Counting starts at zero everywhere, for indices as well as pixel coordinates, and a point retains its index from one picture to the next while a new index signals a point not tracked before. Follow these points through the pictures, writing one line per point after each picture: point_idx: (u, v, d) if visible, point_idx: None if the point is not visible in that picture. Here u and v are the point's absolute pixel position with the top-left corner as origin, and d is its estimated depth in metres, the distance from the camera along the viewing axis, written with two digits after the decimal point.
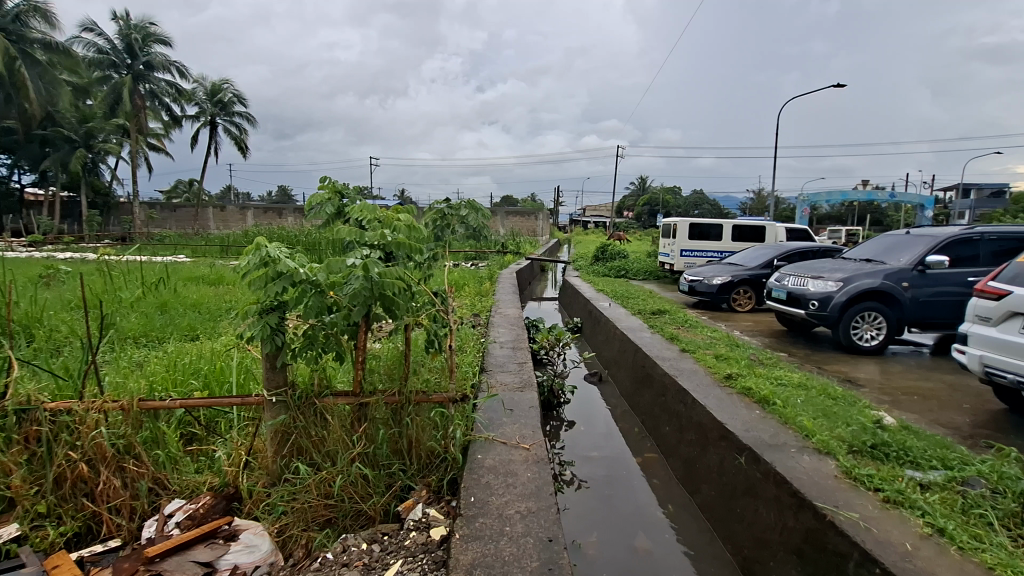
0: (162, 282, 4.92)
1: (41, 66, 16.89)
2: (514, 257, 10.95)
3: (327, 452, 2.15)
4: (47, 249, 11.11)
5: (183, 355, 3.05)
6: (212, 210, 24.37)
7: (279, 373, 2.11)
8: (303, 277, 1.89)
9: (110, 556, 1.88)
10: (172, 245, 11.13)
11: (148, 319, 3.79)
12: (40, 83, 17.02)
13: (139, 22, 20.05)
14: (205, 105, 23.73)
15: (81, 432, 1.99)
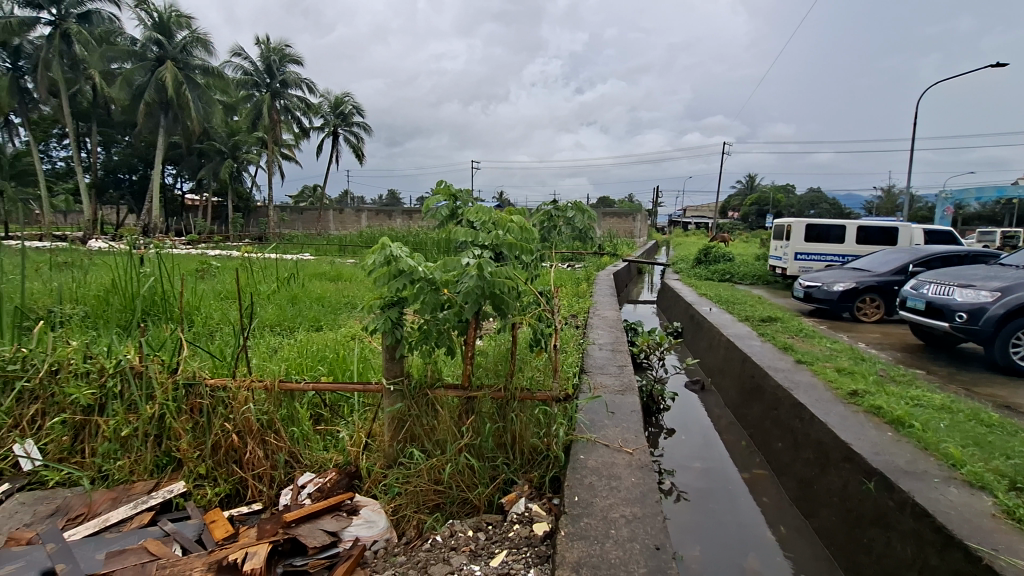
0: (293, 277, 5.51)
1: (201, 89, 19.53)
2: (611, 258, 10.78)
3: (437, 441, 2.26)
4: (203, 246, 12.91)
5: (310, 343, 3.39)
6: (332, 212, 26.73)
7: (396, 363, 2.26)
8: (422, 275, 2.01)
9: (254, 517, 2.13)
10: (298, 245, 12.31)
11: (283, 310, 4.24)
12: (200, 104, 19.69)
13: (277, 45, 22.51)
14: (327, 117, 26.01)
15: (234, 406, 2.26)
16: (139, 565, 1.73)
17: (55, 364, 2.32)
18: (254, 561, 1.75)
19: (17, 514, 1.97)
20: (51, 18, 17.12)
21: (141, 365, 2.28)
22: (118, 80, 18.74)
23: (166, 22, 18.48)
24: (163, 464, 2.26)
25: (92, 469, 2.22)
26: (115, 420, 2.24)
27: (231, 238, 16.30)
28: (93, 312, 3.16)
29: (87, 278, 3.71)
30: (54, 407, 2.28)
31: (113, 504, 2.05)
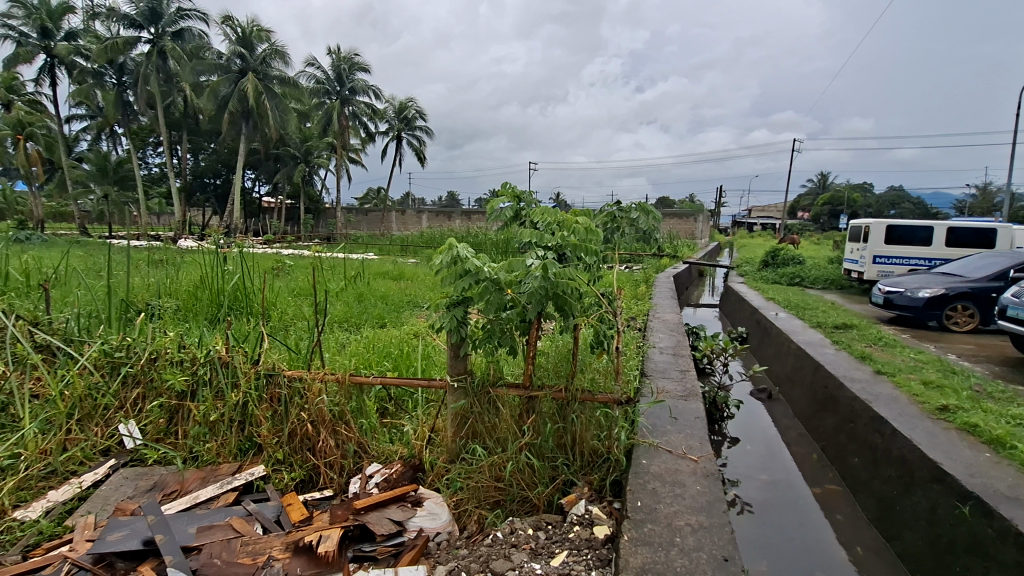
0: (359, 276, 5.76)
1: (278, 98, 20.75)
2: (671, 260, 10.49)
3: (498, 439, 2.30)
4: (277, 246, 13.76)
5: (376, 339, 3.53)
6: (394, 213, 27.66)
7: (460, 361, 2.31)
8: (487, 275, 2.05)
9: (326, 503, 2.24)
10: (363, 244, 12.77)
11: (350, 307, 4.44)
12: (277, 112, 20.92)
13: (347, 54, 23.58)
14: (391, 122, 26.92)
15: (309, 397, 2.39)
16: (225, 539, 1.87)
17: (154, 352, 2.54)
18: (328, 544, 1.84)
19: (121, 488, 2.17)
20: (150, 37, 18.71)
21: (228, 356, 2.47)
22: (206, 91, 20.27)
23: (248, 36, 19.74)
24: (245, 449, 2.43)
25: (184, 449, 2.41)
26: (204, 406, 2.43)
27: (303, 239, 17.22)
28: (184, 305, 3.43)
29: (179, 275, 4.02)
30: (152, 391, 2.50)
31: (202, 483, 2.21)
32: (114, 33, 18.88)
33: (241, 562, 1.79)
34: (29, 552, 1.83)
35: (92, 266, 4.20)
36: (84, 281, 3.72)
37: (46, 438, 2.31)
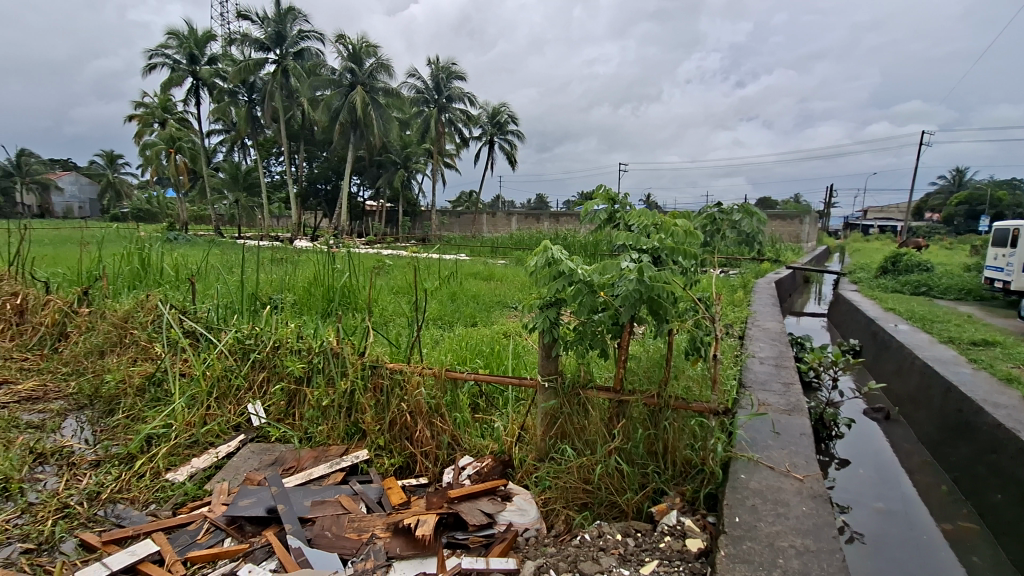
0: (452, 276, 6.02)
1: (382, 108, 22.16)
2: (772, 265, 9.81)
3: (587, 441, 2.29)
4: (378, 247, 14.71)
5: (469, 337, 3.67)
6: (485, 216, 28.46)
7: (552, 361, 2.32)
8: (581, 277, 2.06)
9: (421, 489, 2.36)
10: (456, 246, 13.28)
11: (443, 306, 4.65)
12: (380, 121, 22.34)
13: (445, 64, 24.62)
14: (485, 127, 27.73)
15: (408, 389, 2.54)
16: (335, 515, 2.05)
17: (277, 341, 2.84)
18: (425, 528, 1.94)
19: (249, 461, 2.44)
20: (275, 57, 20.79)
21: (338, 347, 2.69)
22: (320, 105, 22.12)
23: (358, 52, 21.28)
24: (351, 433, 2.63)
25: (300, 430, 2.66)
26: (318, 392, 2.66)
27: (406, 240, 18.29)
28: (300, 299, 3.79)
29: (296, 273, 4.43)
30: (275, 376, 2.78)
31: (315, 462, 2.43)
32: (247, 56, 21.21)
33: (348, 537, 1.95)
34: (179, 509, 2.11)
35: (225, 263, 4.75)
36: (221, 276, 4.22)
37: (191, 411, 2.66)
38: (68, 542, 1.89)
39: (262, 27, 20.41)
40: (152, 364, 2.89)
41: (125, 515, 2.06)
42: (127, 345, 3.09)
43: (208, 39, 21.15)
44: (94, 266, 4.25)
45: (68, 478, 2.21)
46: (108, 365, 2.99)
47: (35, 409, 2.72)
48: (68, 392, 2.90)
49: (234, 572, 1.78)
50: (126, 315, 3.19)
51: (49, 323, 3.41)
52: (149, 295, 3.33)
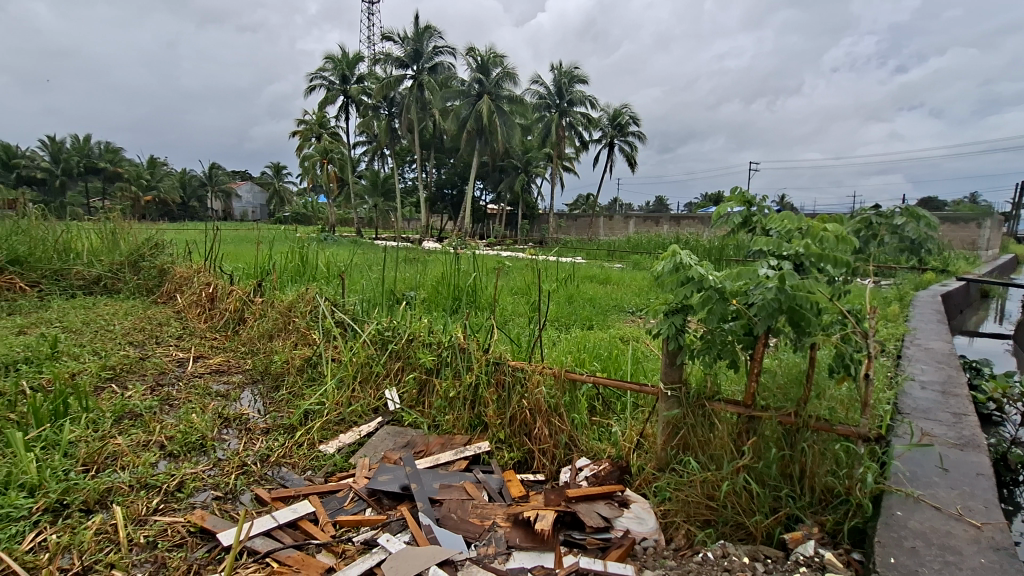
0: (569, 279, 6.08)
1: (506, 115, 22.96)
2: (936, 275, 8.49)
3: (712, 455, 2.18)
4: (496, 248, 15.31)
5: (586, 340, 3.69)
6: (603, 219, 28.15)
7: (675, 369, 2.25)
8: (711, 283, 1.96)
9: (539, 485, 2.41)
10: (571, 249, 13.35)
11: (560, 307, 4.72)
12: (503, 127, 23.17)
13: (568, 68, 24.85)
14: (605, 129, 27.48)
15: (529, 387, 2.61)
16: (461, 500, 2.19)
17: (411, 335, 3.10)
18: (544, 523, 1.99)
19: (385, 441, 2.68)
20: (413, 73, 22.49)
21: (465, 343, 2.87)
22: (450, 115, 23.55)
23: (486, 63, 22.29)
24: (474, 425, 2.77)
25: (429, 417, 2.86)
26: (446, 383, 2.85)
27: (525, 243, 18.74)
28: (430, 296, 4.09)
29: (426, 272, 4.79)
30: (409, 366, 3.04)
31: (441, 448, 2.60)
32: (388, 73, 23.20)
33: (472, 522, 2.07)
34: (329, 477, 2.39)
35: (366, 262, 5.28)
36: (363, 273, 4.71)
37: (340, 393, 3.01)
38: (246, 494, 2.21)
39: (402, 45, 22.19)
40: (310, 349, 3.32)
41: (287, 477, 2.36)
42: (290, 330, 3.58)
43: (357, 60, 23.49)
44: (265, 262, 4.97)
45: (246, 441, 2.60)
46: (275, 347, 3.49)
47: (222, 380, 3.26)
48: (246, 367, 3.44)
49: (374, 538, 1.97)
50: (290, 304, 3.69)
51: (232, 308, 4.06)
52: (307, 288, 3.82)
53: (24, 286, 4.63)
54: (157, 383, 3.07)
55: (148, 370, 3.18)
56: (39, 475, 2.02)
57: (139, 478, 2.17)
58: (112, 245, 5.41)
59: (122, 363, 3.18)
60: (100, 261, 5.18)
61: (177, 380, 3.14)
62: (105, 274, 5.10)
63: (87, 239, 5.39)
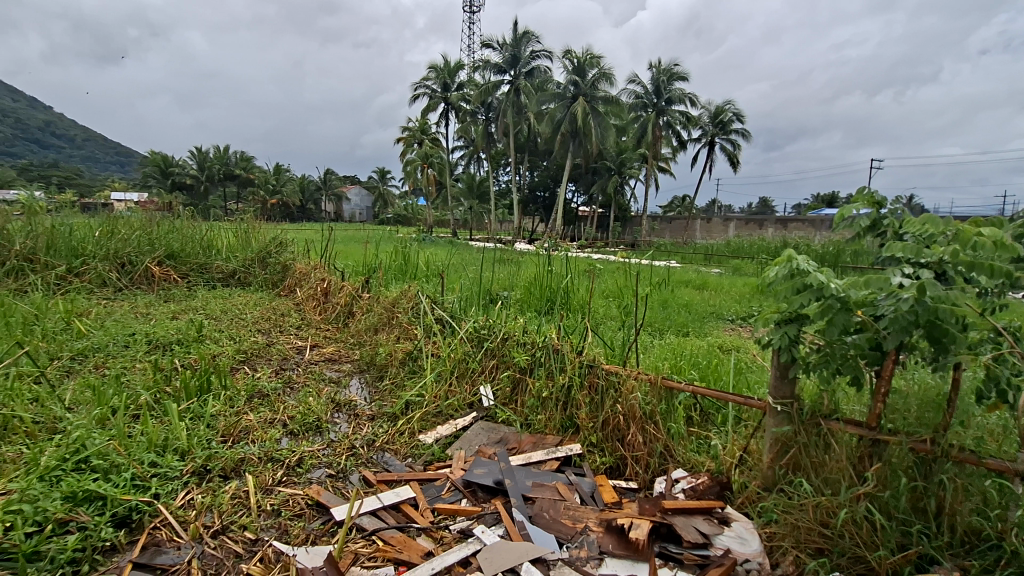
0: (663, 283, 5.89)
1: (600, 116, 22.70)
2: None
3: (828, 479, 2.00)
4: (586, 252, 15.19)
5: (682, 347, 3.55)
6: (700, 221, 26.84)
7: (787, 383, 2.10)
8: (833, 292, 1.79)
9: (632, 493, 2.35)
10: (665, 253, 12.90)
11: (654, 313, 4.57)
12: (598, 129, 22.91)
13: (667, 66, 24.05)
14: (705, 127, 26.21)
15: (623, 393, 2.55)
16: (553, 500, 2.20)
17: (506, 334, 3.18)
18: (638, 532, 1.95)
19: (479, 435, 2.75)
20: (510, 78, 22.95)
21: (559, 344, 2.89)
22: (545, 118, 23.71)
23: (583, 65, 22.16)
24: (566, 426, 2.76)
25: (522, 416, 2.91)
26: (538, 383, 2.88)
27: (617, 246, 18.37)
28: (523, 297, 4.16)
29: (519, 273, 4.87)
30: (503, 364, 3.11)
31: (533, 447, 2.62)
32: (486, 80, 23.84)
33: (565, 523, 2.07)
34: (428, 465, 2.51)
35: (462, 263, 5.48)
36: (460, 274, 4.89)
37: (438, 386, 3.15)
38: (354, 474, 2.39)
39: (501, 51, 22.68)
40: (411, 343, 3.52)
41: (390, 462, 2.52)
42: (394, 324, 3.82)
43: (458, 68, 24.45)
44: (372, 261, 5.33)
45: (355, 426, 2.81)
46: (380, 340, 3.73)
47: (334, 368, 3.55)
48: (354, 358, 3.72)
49: (469, 529, 2.04)
50: (394, 301, 3.94)
51: (343, 303, 4.40)
52: (410, 287, 4.06)
53: (177, 278, 5.34)
54: (281, 367, 3.41)
55: (274, 355, 3.54)
56: (188, 442, 2.32)
57: (267, 452, 2.42)
58: (245, 243, 6.10)
59: (253, 348, 3.57)
60: (235, 257, 5.85)
61: (297, 366, 3.47)
62: (239, 268, 5.75)
63: (225, 237, 6.10)
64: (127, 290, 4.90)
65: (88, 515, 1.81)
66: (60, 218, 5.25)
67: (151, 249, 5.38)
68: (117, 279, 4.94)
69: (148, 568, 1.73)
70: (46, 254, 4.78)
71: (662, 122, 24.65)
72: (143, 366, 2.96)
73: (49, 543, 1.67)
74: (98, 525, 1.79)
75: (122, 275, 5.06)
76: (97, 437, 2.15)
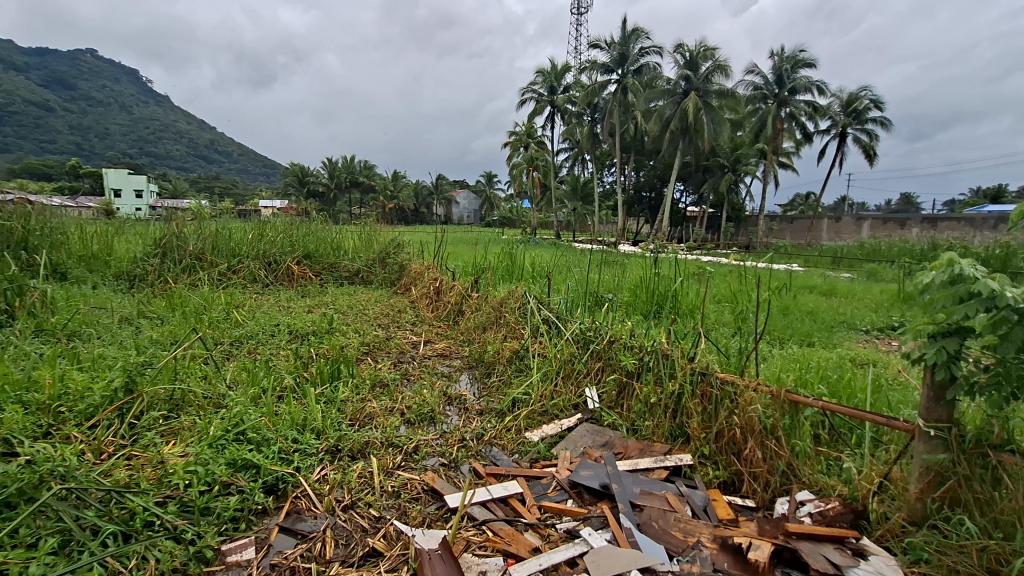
0: (784, 289, 5.44)
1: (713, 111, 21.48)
2: None
3: (997, 520, 1.75)
4: (695, 253, 14.52)
5: (807, 358, 3.25)
6: (827, 221, 24.40)
7: (943, 406, 1.84)
8: (1010, 303, 1.52)
9: (749, 512, 2.21)
10: (785, 256, 11.94)
11: (774, 320, 4.25)
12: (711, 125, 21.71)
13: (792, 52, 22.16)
14: (836, 117, 23.74)
15: (741, 404, 2.39)
16: (663, 510, 2.13)
17: (613, 337, 3.13)
18: (759, 554, 1.82)
19: (585, 437, 2.74)
20: (617, 78, 22.56)
21: (669, 349, 2.78)
22: (654, 116, 22.96)
23: (696, 58, 21.02)
24: (675, 435, 2.66)
25: (628, 421, 2.85)
26: (646, 388, 2.80)
27: (730, 248, 17.29)
28: (630, 300, 4.07)
29: (626, 276, 4.80)
30: (609, 367, 3.07)
31: (641, 453, 2.56)
32: (592, 80, 23.65)
33: (675, 535, 2.00)
34: (534, 462, 2.55)
35: (568, 264, 5.51)
36: (566, 275, 4.93)
37: (544, 386, 3.19)
38: (465, 465, 2.50)
39: (609, 51, 22.37)
40: (518, 343, 3.61)
41: (498, 456, 2.60)
42: (502, 324, 3.94)
43: (564, 70, 24.55)
44: (481, 261, 5.54)
45: (465, 419, 2.94)
46: (487, 338, 3.87)
47: (446, 362, 3.74)
48: (464, 354, 3.89)
49: (576, 529, 2.05)
50: (501, 301, 4.07)
51: (454, 301, 4.62)
52: (517, 287, 4.17)
53: (311, 275, 5.96)
54: (399, 360, 3.67)
55: (392, 349, 3.82)
56: (323, 423, 2.58)
57: (388, 438, 2.61)
58: (367, 245, 6.64)
59: (375, 341, 3.89)
60: (359, 257, 6.39)
61: (413, 360, 3.71)
62: (362, 268, 6.27)
63: (351, 239, 6.69)
64: (272, 285, 5.57)
65: (245, 480, 2.08)
66: (221, 223, 6.09)
67: (291, 250, 6.06)
68: (264, 276, 5.62)
69: (291, 532, 1.95)
70: (211, 253, 5.58)
71: (784, 114, 22.74)
72: (286, 354, 3.34)
73: (216, 501, 1.96)
74: (252, 490, 2.05)
75: (269, 272, 5.75)
76: (251, 414, 2.48)
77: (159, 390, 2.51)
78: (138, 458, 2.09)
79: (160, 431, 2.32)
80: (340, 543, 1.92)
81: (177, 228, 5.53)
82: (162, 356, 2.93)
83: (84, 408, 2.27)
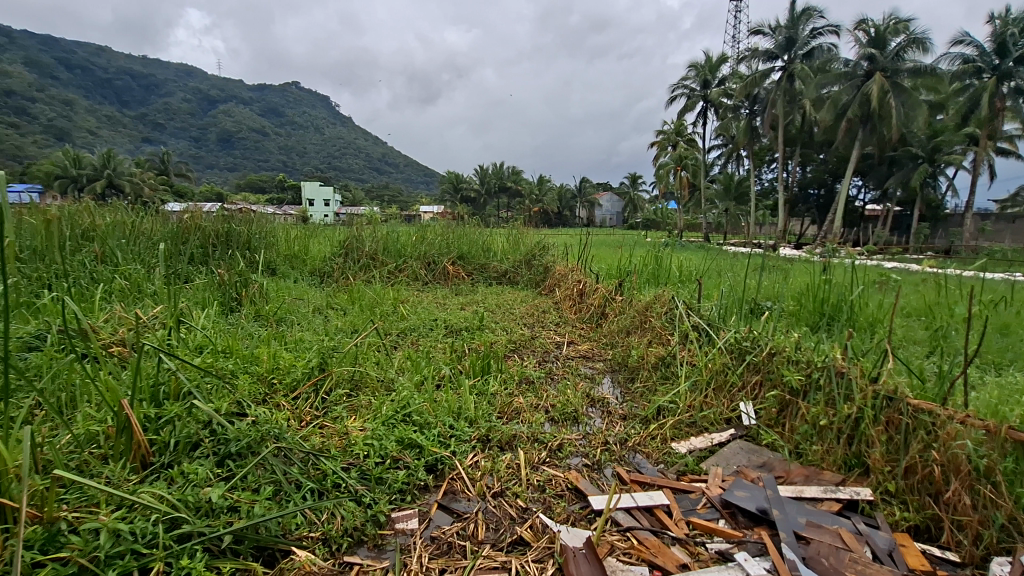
0: (1001, 302, 4.49)
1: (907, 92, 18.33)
2: None
3: None
4: (875, 258, 12.66)
5: None
6: None
7: None
8: None
9: (950, 567, 1.86)
10: (1003, 263, 9.81)
11: (987, 341, 3.53)
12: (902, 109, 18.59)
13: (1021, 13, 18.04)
14: None
15: (941, 438, 2.04)
16: (835, 547, 1.89)
17: (775, 349, 2.87)
18: None
19: (738, 455, 2.55)
20: (783, 64, 20.45)
21: (845, 367, 2.47)
22: (827, 104, 20.28)
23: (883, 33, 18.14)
24: (850, 464, 2.33)
25: (791, 443, 2.58)
26: (815, 409, 2.51)
27: (924, 253, 14.70)
28: (795, 310, 3.70)
29: (789, 283, 4.35)
30: (769, 381, 2.82)
31: (806, 480, 2.29)
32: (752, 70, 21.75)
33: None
34: (681, 475, 2.44)
35: (720, 268, 5.17)
36: (718, 280, 4.63)
37: (693, 396, 3.04)
38: (608, 469, 2.49)
39: (774, 36, 20.40)
40: (665, 349, 3.48)
41: (642, 464, 2.54)
42: (647, 328, 3.84)
43: (721, 61, 22.95)
44: (626, 264, 5.46)
45: (608, 423, 2.92)
46: (632, 342, 3.80)
47: (589, 364, 3.76)
48: (607, 357, 3.88)
49: (729, 552, 1.91)
50: (647, 305, 3.96)
51: (597, 303, 4.62)
52: (665, 292, 4.03)
53: (464, 274, 6.41)
54: (543, 359, 3.79)
55: (538, 348, 3.94)
56: (475, 414, 2.77)
57: (534, 433, 2.71)
58: (514, 247, 6.94)
59: (521, 339, 4.05)
60: (507, 259, 6.72)
61: (557, 359, 3.80)
62: (509, 269, 6.58)
63: (499, 242, 7.05)
64: (431, 283, 6.11)
65: (411, 458, 2.33)
66: (391, 226, 6.85)
67: (448, 251, 6.59)
68: (424, 274, 6.20)
69: (448, 510, 2.13)
70: (382, 254, 6.29)
71: (1006, 89, 18.60)
72: (443, 346, 3.65)
73: (388, 472, 2.21)
74: (416, 467, 2.28)
75: (428, 271, 6.32)
76: (415, 399, 2.75)
77: (343, 372, 2.91)
78: (328, 428, 2.45)
79: (344, 406, 2.69)
80: (490, 527, 2.05)
81: (356, 231, 6.36)
82: (346, 342, 3.39)
83: (290, 381, 2.73)
